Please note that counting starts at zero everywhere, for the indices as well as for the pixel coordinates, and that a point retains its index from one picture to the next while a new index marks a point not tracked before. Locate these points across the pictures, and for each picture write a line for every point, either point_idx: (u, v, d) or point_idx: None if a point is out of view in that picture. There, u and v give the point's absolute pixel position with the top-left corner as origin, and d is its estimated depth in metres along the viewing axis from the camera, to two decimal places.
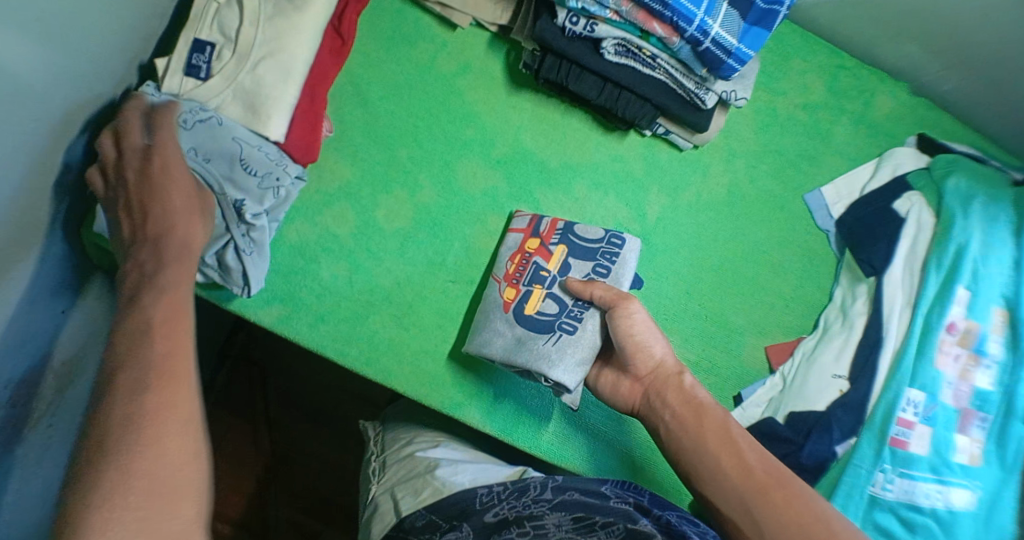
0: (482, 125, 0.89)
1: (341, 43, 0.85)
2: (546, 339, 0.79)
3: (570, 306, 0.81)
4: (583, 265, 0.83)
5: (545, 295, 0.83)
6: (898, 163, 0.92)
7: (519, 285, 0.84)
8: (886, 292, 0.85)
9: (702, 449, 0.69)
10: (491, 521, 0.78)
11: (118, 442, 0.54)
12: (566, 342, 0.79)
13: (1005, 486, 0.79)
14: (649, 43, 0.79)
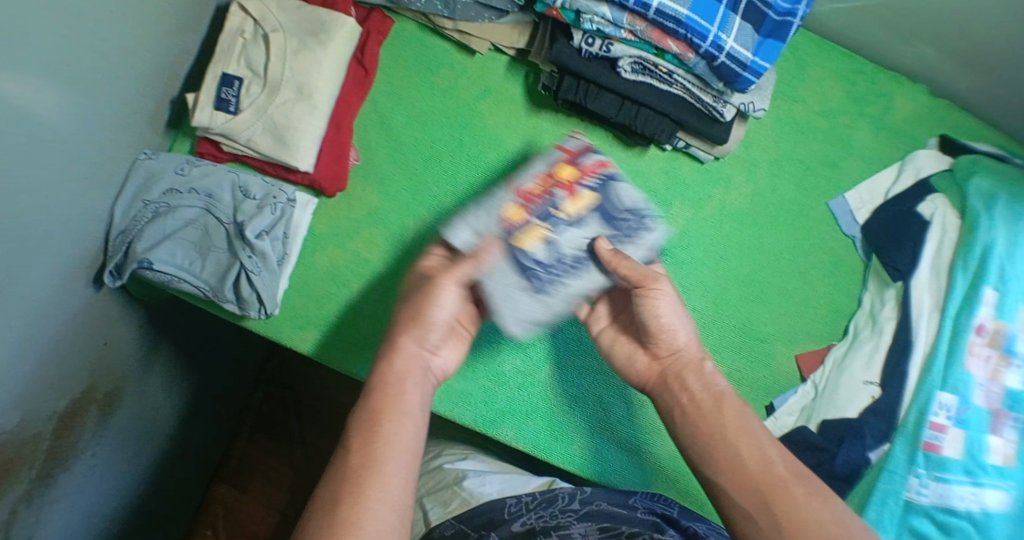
0: (504, 147, 0.90)
1: (365, 74, 0.88)
2: (524, 278, 0.80)
3: (558, 261, 0.81)
4: (597, 226, 0.83)
5: (545, 237, 0.81)
6: (919, 166, 0.92)
7: (532, 207, 0.82)
8: (913, 297, 0.85)
9: (721, 436, 0.70)
10: (518, 532, 0.80)
11: (343, 520, 0.58)
12: (537, 293, 0.80)
13: None
14: (664, 59, 0.80)
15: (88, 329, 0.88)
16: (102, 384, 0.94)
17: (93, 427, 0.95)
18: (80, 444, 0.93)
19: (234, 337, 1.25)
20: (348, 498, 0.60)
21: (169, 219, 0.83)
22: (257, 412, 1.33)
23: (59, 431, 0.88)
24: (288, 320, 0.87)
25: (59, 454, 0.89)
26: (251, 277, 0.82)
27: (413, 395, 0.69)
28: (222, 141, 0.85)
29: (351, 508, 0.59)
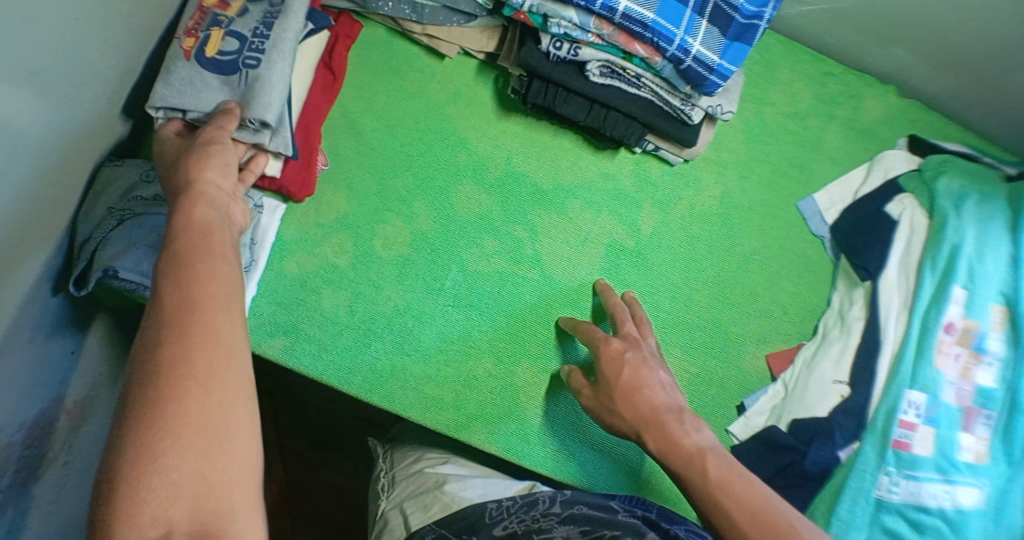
0: (475, 151, 0.90)
1: (332, 79, 0.87)
2: (235, 84, 0.76)
3: (246, 42, 0.78)
4: (250, 21, 0.79)
5: (226, 35, 0.78)
6: (889, 166, 0.92)
7: (197, 33, 0.78)
8: (882, 297, 0.85)
9: (717, 502, 0.68)
10: (499, 536, 0.78)
11: (167, 396, 0.52)
12: (253, 78, 0.76)
13: (1013, 483, 0.79)
14: (633, 63, 0.80)
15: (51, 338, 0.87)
16: (72, 393, 0.94)
17: (64, 438, 0.94)
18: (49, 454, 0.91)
19: None
20: (149, 425, 0.51)
21: (136, 226, 0.83)
22: None
23: (28, 441, 0.87)
24: (257, 327, 0.85)
25: (29, 465, 0.88)
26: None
27: (223, 270, 0.61)
28: None
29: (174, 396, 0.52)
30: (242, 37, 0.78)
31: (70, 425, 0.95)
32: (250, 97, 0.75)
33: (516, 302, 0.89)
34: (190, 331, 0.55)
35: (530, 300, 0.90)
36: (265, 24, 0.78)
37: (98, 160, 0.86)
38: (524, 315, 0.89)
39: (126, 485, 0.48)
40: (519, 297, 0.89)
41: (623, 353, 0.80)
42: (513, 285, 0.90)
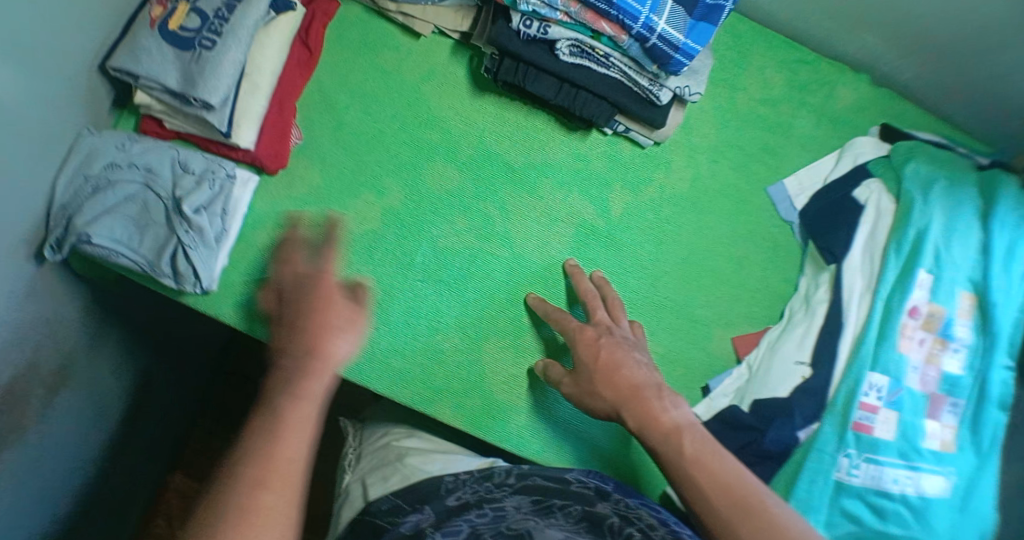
0: (447, 129, 0.92)
1: (309, 56, 0.89)
2: (187, 59, 0.81)
3: (209, 21, 0.82)
4: None
5: (190, 11, 0.83)
6: (859, 152, 0.93)
7: (167, 5, 0.84)
8: (846, 280, 0.86)
9: (691, 477, 0.68)
10: (453, 505, 0.81)
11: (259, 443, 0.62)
12: (204, 57, 0.80)
13: (982, 472, 0.80)
14: (601, 42, 0.81)
15: (31, 302, 0.86)
16: (49, 361, 0.92)
17: (38, 406, 0.92)
18: (25, 422, 0.91)
19: (193, 326, 1.24)
20: (245, 469, 0.60)
21: (109, 193, 0.84)
22: (214, 400, 1.33)
23: (4, 406, 0.87)
24: (227, 296, 0.87)
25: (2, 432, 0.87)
26: (187, 252, 0.82)
27: (316, 387, 0.67)
28: (163, 117, 0.87)
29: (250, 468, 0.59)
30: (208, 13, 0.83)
31: (47, 395, 0.93)
32: (201, 77, 0.80)
33: (485, 278, 0.90)
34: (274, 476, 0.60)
35: (500, 277, 0.90)
36: (228, 6, 0.83)
37: (77, 130, 0.86)
38: (491, 291, 0.90)
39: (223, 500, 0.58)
40: (488, 273, 0.90)
41: (598, 339, 0.80)
42: (483, 261, 0.90)
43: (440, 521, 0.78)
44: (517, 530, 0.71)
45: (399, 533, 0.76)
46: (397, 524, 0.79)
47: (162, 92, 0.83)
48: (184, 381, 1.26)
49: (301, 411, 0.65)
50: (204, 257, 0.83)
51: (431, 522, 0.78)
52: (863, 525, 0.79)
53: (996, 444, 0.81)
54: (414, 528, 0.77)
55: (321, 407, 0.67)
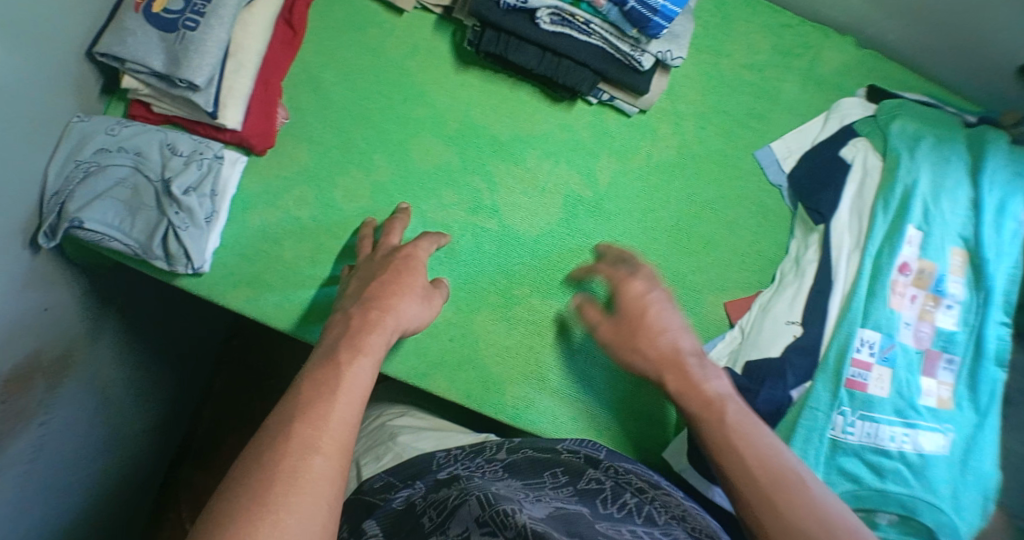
0: (433, 104, 0.92)
1: (293, 35, 0.90)
2: (171, 41, 0.82)
3: (192, 3, 0.83)
4: None
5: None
6: (845, 113, 0.93)
7: None
8: (834, 239, 0.86)
9: (739, 447, 0.71)
10: (442, 478, 0.79)
11: (314, 391, 0.64)
12: (188, 38, 0.81)
13: (982, 429, 0.80)
14: (580, 9, 0.82)
15: (27, 291, 0.87)
16: (48, 349, 0.92)
17: (40, 395, 0.93)
18: (30, 410, 0.92)
19: (191, 315, 1.25)
20: (296, 413, 0.62)
21: (100, 178, 0.84)
22: (217, 392, 1.34)
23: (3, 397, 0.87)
24: (221, 278, 0.88)
25: (7, 421, 0.88)
26: (178, 233, 0.83)
27: (375, 341, 0.70)
28: (151, 101, 0.88)
29: (314, 406, 0.63)
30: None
31: (48, 385, 0.94)
32: (186, 58, 0.80)
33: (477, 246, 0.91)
34: (322, 429, 0.61)
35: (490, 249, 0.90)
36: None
37: (67, 118, 0.87)
38: (481, 262, 0.90)
39: (271, 450, 0.60)
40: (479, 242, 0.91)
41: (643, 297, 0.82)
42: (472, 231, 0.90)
43: (429, 493, 0.76)
44: (507, 491, 0.70)
45: (390, 510, 0.76)
46: (390, 500, 0.79)
47: (149, 74, 0.84)
48: (185, 371, 1.27)
49: (360, 368, 0.67)
50: (194, 238, 0.84)
51: (422, 494, 0.77)
52: (862, 484, 0.79)
53: (995, 401, 0.81)
54: (406, 502, 0.76)
55: (374, 364, 0.69)
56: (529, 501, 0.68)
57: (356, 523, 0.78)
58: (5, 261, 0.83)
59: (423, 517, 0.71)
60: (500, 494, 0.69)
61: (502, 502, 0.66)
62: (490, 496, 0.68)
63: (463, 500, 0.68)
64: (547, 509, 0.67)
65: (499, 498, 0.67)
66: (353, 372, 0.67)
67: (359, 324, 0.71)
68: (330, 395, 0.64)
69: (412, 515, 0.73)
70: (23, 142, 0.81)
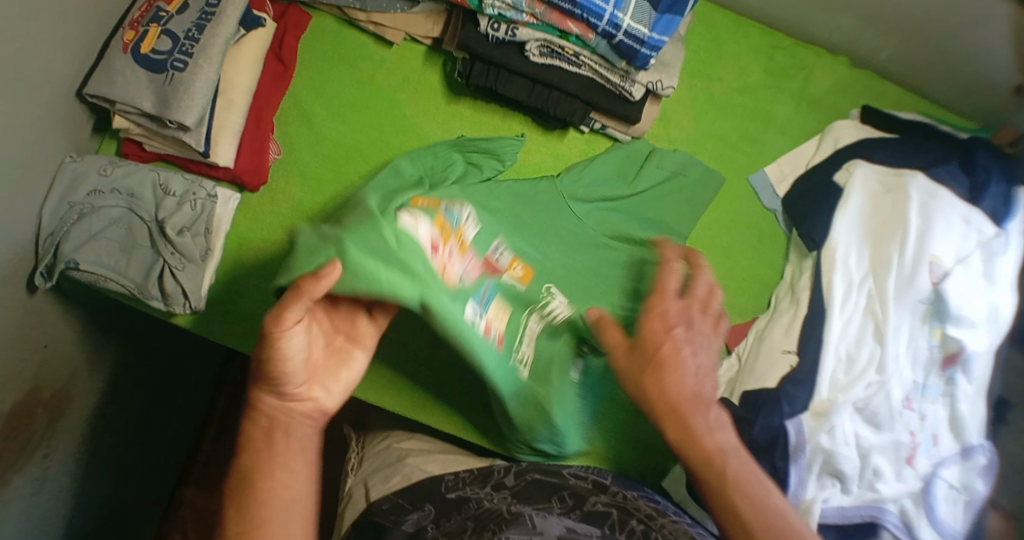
0: (424, 135, 0.92)
1: (283, 68, 0.91)
2: (160, 82, 0.82)
3: (181, 43, 0.83)
4: (188, 18, 0.85)
5: (161, 33, 0.84)
6: (839, 136, 0.92)
7: (138, 28, 0.84)
8: (828, 265, 0.84)
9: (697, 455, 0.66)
10: (451, 501, 0.81)
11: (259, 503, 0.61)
12: (177, 79, 0.81)
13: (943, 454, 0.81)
14: (569, 41, 0.81)
15: (27, 330, 0.88)
16: (49, 386, 0.93)
17: (41, 430, 0.93)
18: (31, 446, 0.92)
19: (194, 341, 1.26)
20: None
21: (95, 219, 0.85)
22: (219, 414, 1.35)
23: (6, 433, 0.88)
24: (218, 315, 0.88)
25: (9, 457, 0.88)
26: (174, 272, 0.83)
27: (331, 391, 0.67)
28: (143, 140, 0.88)
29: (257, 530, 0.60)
30: (180, 34, 0.84)
31: (48, 421, 0.94)
32: (175, 99, 0.81)
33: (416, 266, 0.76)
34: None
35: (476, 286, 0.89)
36: (198, 27, 0.84)
37: (60, 157, 0.88)
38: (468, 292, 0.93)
39: None
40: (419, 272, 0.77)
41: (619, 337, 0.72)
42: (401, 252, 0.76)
43: (440, 517, 0.78)
44: (517, 513, 0.72)
45: (401, 533, 0.77)
46: (399, 522, 0.79)
47: (139, 115, 0.83)
48: (187, 394, 1.28)
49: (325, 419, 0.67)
50: (191, 276, 0.84)
51: (432, 518, 0.78)
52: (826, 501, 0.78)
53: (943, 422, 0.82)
54: (416, 526, 0.78)
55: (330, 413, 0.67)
56: (536, 522, 0.70)
57: None
58: (6, 302, 0.83)
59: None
60: (512, 520, 0.70)
61: (515, 530, 0.68)
62: (502, 523, 0.70)
63: (478, 533, 0.69)
64: (556, 530, 0.68)
65: (509, 525, 0.69)
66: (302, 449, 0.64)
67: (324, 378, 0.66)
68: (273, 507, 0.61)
69: None
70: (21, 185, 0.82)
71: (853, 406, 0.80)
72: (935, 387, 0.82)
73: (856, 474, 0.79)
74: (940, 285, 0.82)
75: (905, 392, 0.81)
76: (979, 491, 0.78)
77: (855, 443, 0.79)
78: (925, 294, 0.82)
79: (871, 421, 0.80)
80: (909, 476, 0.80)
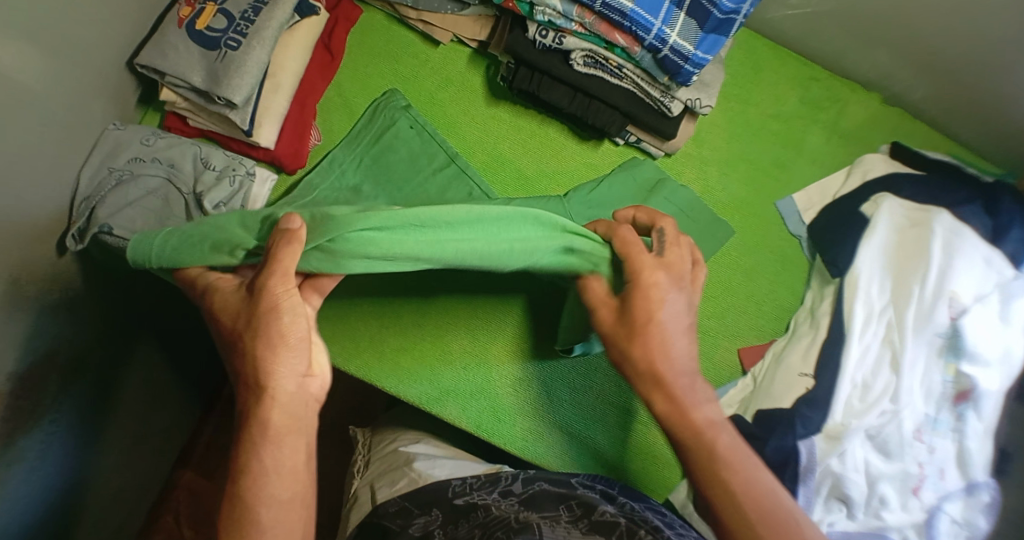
0: (462, 134, 0.94)
1: (330, 59, 0.93)
2: (212, 59, 0.83)
3: (236, 24, 0.85)
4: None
5: (217, 12, 0.86)
6: (868, 168, 0.95)
7: (195, 5, 0.86)
8: (848, 293, 0.86)
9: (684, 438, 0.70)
10: (460, 506, 0.80)
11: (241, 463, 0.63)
12: (229, 57, 0.83)
13: (949, 487, 0.81)
14: (615, 53, 0.83)
15: (53, 290, 0.88)
16: (67, 350, 0.92)
17: (53, 394, 0.92)
18: (42, 408, 0.91)
19: None
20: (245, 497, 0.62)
21: (132, 187, 0.85)
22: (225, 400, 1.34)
23: (21, 393, 0.86)
24: None
25: (21, 417, 0.87)
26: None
27: (292, 337, 0.64)
28: (187, 114, 0.89)
29: (236, 491, 0.62)
30: (236, 15, 0.86)
31: (61, 385, 0.93)
32: (225, 76, 0.82)
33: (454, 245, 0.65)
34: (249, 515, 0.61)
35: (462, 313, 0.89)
36: (254, 9, 0.86)
37: (104, 124, 0.89)
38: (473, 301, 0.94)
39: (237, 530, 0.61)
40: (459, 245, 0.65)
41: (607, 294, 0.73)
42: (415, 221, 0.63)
43: (449, 522, 0.77)
44: (527, 521, 0.72)
45: (409, 536, 0.77)
46: (406, 526, 0.79)
47: (188, 89, 0.85)
48: (197, 373, 1.28)
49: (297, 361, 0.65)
50: None
51: (440, 523, 0.78)
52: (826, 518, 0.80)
53: (957, 459, 0.82)
54: (424, 530, 0.77)
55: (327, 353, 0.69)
56: (546, 532, 0.69)
57: None
58: (36, 259, 0.84)
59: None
60: (521, 528, 0.70)
61: (522, 538, 0.67)
62: (510, 531, 0.69)
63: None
64: None
65: (517, 533, 0.69)
66: (285, 418, 0.64)
67: (266, 348, 0.63)
68: (254, 461, 0.62)
69: None
70: (63, 145, 0.83)
71: (865, 432, 0.81)
72: (946, 422, 0.82)
73: (862, 500, 0.80)
74: (958, 321, 0.83)
75: (916, 423, 0.82)
76: (981, 528, 0.79)
77: (864, 469, 0.81)
78: (943, 329, 0.83)
79: (882, 449, 0.81)
80: (913, 506, 0.80)
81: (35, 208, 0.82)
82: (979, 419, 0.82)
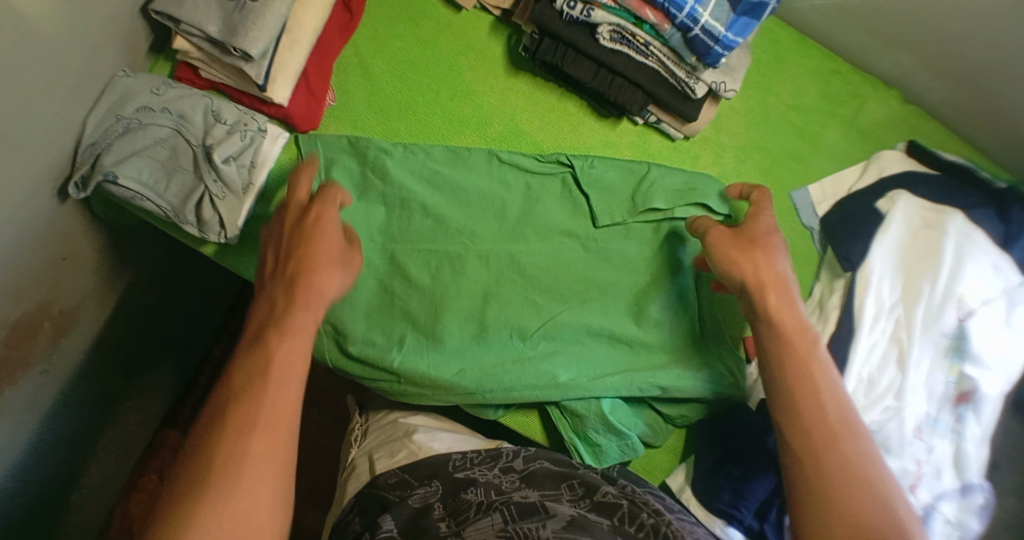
0: (479, 104, 0.93)
1: (350, 18, 0.91)
2: (231, 10, 0.81)
3: None
4: None
5: None
6: (885, 165, 0.94)
7: None
8: (857, 288, 0.86)
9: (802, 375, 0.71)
10: (461, 481, 0.80)
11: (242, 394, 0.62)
12: (248, 9, 0.81)
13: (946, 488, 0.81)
14: (643, 30, 0.82)
15: (52, 236, 0.85)
16: (60, 299, 0.90)
17: (43, 345, 0.89)
18: (33, 358, 0.88)
19: (210, 280, 1.25)
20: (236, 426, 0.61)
21: (139, 136, 0.83)
22: None
23: (11, 340, 0.84)
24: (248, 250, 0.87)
25: (8, 366, 0.84)
26: (214, 201, 0.83)
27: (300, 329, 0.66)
28: (199, 65, 0.87)
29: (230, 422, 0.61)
30: None
31: (52, 335, 0.90)
32: (243, 27, 0.80)
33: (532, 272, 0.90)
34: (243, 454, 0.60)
35: (446, 279, 0.87)
36: None
37: (113, 71, 0.86)
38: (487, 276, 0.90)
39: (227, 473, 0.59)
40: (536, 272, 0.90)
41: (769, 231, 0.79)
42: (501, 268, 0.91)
43: (450, 498, 0.77)
44: (528, 501, 0.73)
45: (407, 507, 0.76)
46: (405, 497, 0.79)
47: (204, 40, 0.83)
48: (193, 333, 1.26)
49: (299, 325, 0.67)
50: (228, 208, 0.83)
51: (441, 498, 0.77)
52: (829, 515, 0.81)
53: (953, 461, 0.82)
54: (423, 502, 0.77)
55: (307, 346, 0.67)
56: (549, 511, 0.70)
57: (369, 519, 0.77)
58: (37, 203, 0.81)
59: (440, 526, 0.72)
60: (523, 508, 0.71)
61: (526, 518, 0.68)
62: (514, 511, 0.70)
63: (485, 512, 0.70)
64: (567, 517, 0.68)
65: (519, 514, 0.69)
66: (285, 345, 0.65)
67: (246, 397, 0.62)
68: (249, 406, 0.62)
69: (428, 517, 0.73)
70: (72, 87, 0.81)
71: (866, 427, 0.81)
72: (945, 423, 0.82)
73: None
74: (964, 323, 0.83)
75: (916, 423, 0.82)
76: (971, 529, 0.79)
77: None
78: (950, 330, 0.83)
79: (882, 445, 0.81)
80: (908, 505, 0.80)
81: (40, 150, 0.79)
82: (980, 421, 0.82)
